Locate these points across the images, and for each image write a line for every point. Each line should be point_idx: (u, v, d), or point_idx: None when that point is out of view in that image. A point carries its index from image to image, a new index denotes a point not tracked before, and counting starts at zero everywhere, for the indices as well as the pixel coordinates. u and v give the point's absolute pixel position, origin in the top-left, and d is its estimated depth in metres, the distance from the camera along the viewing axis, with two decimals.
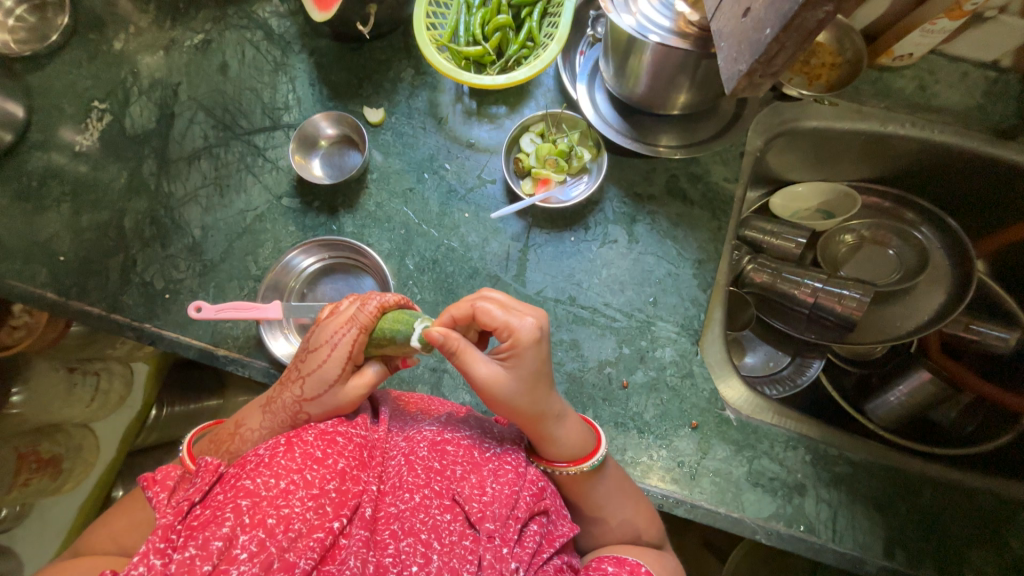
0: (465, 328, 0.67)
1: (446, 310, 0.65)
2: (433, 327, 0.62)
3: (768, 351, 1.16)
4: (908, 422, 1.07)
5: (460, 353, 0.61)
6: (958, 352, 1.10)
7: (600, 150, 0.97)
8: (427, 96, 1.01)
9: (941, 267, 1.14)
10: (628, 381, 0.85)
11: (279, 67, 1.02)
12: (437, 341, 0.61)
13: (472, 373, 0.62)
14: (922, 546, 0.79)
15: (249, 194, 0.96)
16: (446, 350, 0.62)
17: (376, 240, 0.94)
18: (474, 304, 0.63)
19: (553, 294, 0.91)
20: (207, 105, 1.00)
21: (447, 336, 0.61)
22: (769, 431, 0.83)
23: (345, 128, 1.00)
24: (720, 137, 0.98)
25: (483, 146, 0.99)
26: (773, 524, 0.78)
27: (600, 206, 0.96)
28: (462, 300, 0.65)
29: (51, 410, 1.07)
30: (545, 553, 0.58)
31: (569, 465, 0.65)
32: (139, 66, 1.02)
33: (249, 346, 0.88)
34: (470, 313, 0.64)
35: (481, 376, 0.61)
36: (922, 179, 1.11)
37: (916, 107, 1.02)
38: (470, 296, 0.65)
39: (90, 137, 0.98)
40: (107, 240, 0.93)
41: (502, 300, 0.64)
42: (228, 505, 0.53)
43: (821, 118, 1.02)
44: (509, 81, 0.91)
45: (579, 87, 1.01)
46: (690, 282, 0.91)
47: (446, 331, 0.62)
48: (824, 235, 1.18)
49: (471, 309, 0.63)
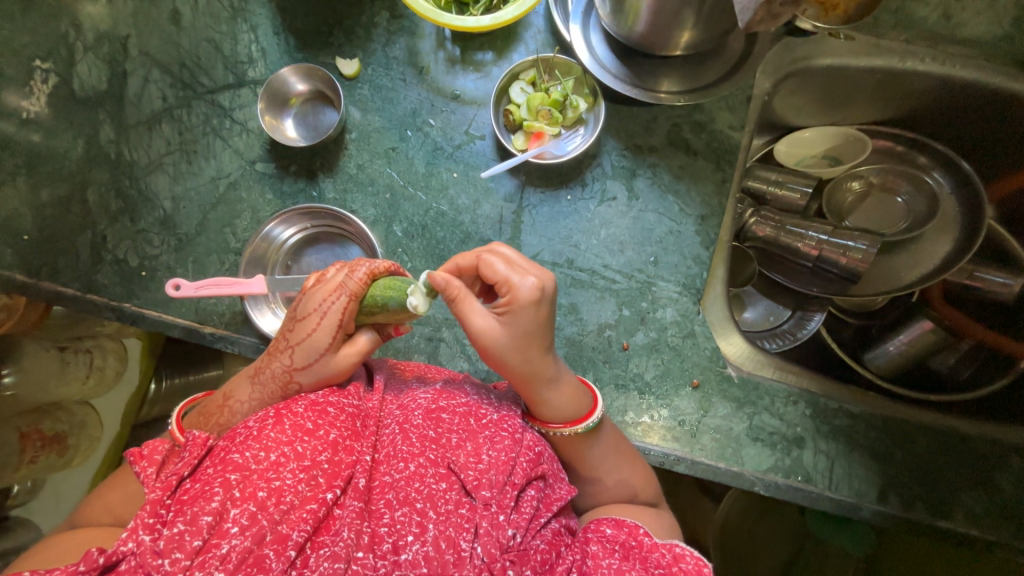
0: (468, 282, 0.66)
1: (453, 258, 0.64)
2: (438, 272, 0.61)
3: (768, 306, 1.14)
4: (906, 371, 1.07)
5: (457, 300, 0.60)
6: (960, 300, 1.09)
7: (596, 99, 0.91)
8: (406, 43, 0.92)
9: (949, 213, 1.11)
10: (628, 343, 0.84)
11: (237, 13, 0.92)
12: (438, 285, 0.61)
13: (467, 323, 0.61)
14: (915, 491, 0.81)
15: (220, 160, 0.89)
16: (445, 296, 0.61)
17: (360, 206, 0.88)
18: (481, 256, 0.62)
19: (550, 257, 0.87)
20: (162, 61, 0.90)
21: (448, 282, 0.61)
22: (769, 387, 0.83)
23: (317, 82, 0.92)
24: (727, 80, 0.91)
25: (469, 97, 0.91)
26: (772, 477, 0.79)
27: (598, 160, 0.90)
28: (470, 251, 0.64)
29: (47, 390, 1.02)
30: (542, 517, 0.58)
31: (565, 427, 0.64)
32: (80, 17, 0.90)
33: (236, 322, 0.85)
34: (474, 265, 0.63)
35: (474, 326, 0.60)
36: (937, 120, 1.05)
37: (938, 39, 0.94)
38: (477, 248, 0.64)
39: (38, 101, 0.88)
40: (72, 215, 0.87)
41: (508, 256, 0.63)
42: (216, 479, 0.52)
43: (834, 54, 0.94)
44: (495, 21, 0.82)
45: (572, 28, 0.92)
46: (692, 238, 0.87)
47: (448, 277, 0.61)
48: (830, 183, 1.13)
49: (476, 260, 0.63)
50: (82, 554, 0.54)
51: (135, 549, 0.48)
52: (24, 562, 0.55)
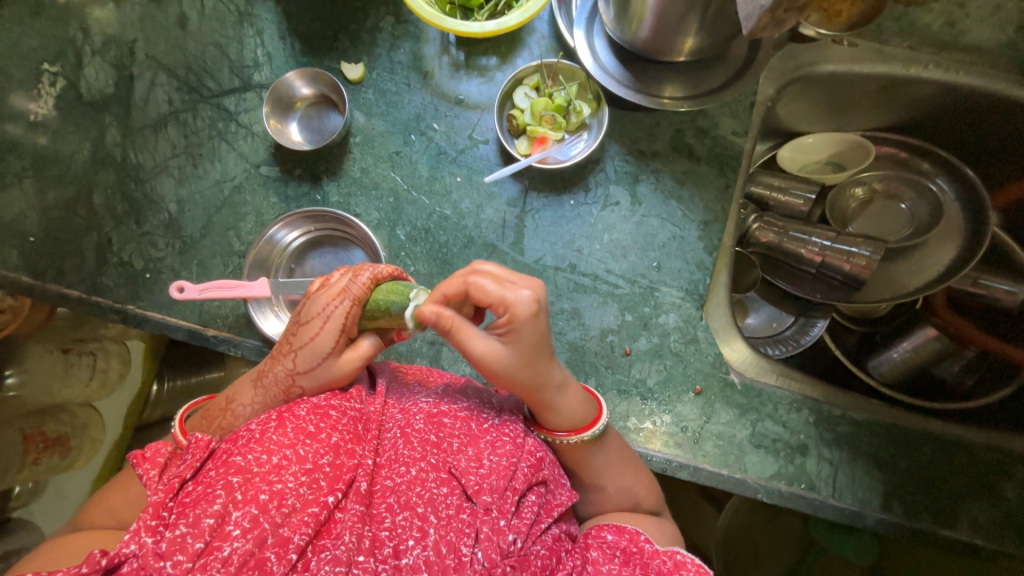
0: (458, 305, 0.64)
1: (437, 287, 0.61)
2: (426, 308, 0.59)
3: (771, 311, 1.13)
4: (909, 378, 1.07)
5: (455, 330, 0.59)
6: (964, 307, 1.08)
7: (600, 104, 0.91)
8: (410, 48, 0.93)
9: (954, 220, 1.11)
10: (631, 348, 0.83)
11: (243, 18, 0.92)
12: (429, 319, 0.59)
13: (470, 349, 0.60)
14: (919, 499, 0.81)
15: (225, 163, 0.89)
16: (440, 328, 0.60)
17: (364, 210, 0.89)
18: (467, 279, 0.60)
19: (553, 262, 0.87)
20: (168, 65, 0.91)
21: (439, 315, 0.59)
22: (772, 394, 0.83)
23: (322, 87, 0.93)
24: (730, 86, 0.91)
25: (473, 102, 0.92)
26: (775, 484, 0.79)
27: (601, 165, 0.90)
28: (453, 275, 0.61)
29: (51, 392, 1.03)
30: (543, 522, 0.58)
31: (569, 433, 0.64)
32: (88, 22, 0.90)
33: (239, 325, 0.85)
34: (463, 290, 0.60)
35: (477, 351, 0.60)
36: (941, 126, 1.05)
37: (942, 46, 0.94)
38: (461, 271, 0.61)
39: (46, 104, 0.89)
40: (78, 217, 0.87)
41: (495, 273, 0.61)
42: (218, 482, 0.52)
43: (838, 60, 0.94)
44: (499, 27, 0.82)
45: (576, 33, 0.92)
46: (695, 244, 0.87)
47: (438, 310, 0.59)
48: (833, 189, 1.13)
49: (464, 285, 0.60)
50: (83, 557, 0.54)
51: (137, 551, 0.47)
52: (25, 565, 0.55)
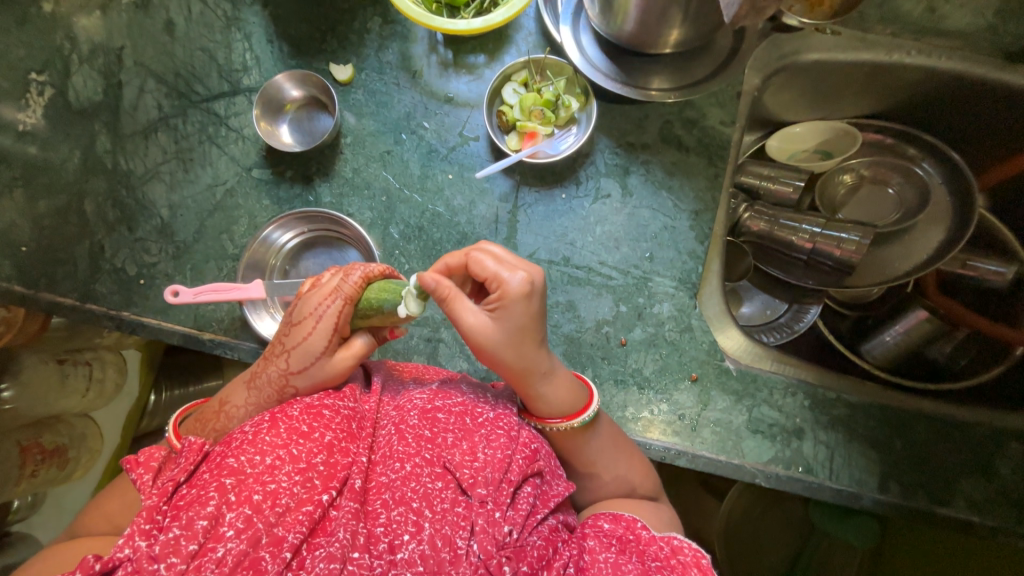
0: (458, 280, 0.66)
1: (441, 258, 0.64)
2: (426, 273, 0.61)
3: (764, 299, 1.14)
4: (903, 360, 1.07)
5: (448, 299, 0.60)
6: (954, 290, 1.10)
7: (588, 98, 0.92)
8: (398, 48, 0.93)
9: (941, 203, 1.11)
10: (627, 338, 0.84)
11: (230, 22, 0.93)
12: (427, 285, 0.60)
13: (460, 320, 0.61)
14: (914, 478, 0.82)
15: (216, 167, 0.89)
16: (435, 295, 0.61)
17: (357, 210, 0.89)
18: (469, 254, 0.63)
19: (546, 255, 0.87)
20: (157, 71, 0.91)
21: (438, 282, 0.61)
22: (768, 379, 0.84)
23: (311, 89, 0.93)
24: (718, 76, 0.92)
25: (462, 100, 0.92)
26: (773, 469, 0.80)
27: (591, 158, 0.91)
28: (458, 249, 0.64)
29: (48, 403, 1.00)
30: (539, 513, 0.58)
31: (563, 421, 0.64)
32: (75, 30, 0.90)
33: (234, 328, 0.85)
34: (463, 263, 0.63)
35: (467, 322, 0.61)
36: (925, 112, 1.06)
37: (922, 32, 0.96)
38: (467, 246, 0.64)
39: (34, 113, 0.88)
40: (70, 226, 0.87)
41: (497, 253, 0.63)
42: (212, 484, 0.52)
43: (821, 49, 0.96)
44: (486, 24, 0.83)
45: (562, 29, 0.93)
46: (687, 234, 0.88)
47: (438, 277, 0.61)
48: (822, 176, 1.14)
49: (465, 258, 0.63)
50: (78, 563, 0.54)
51: (131, 555, 0.47)
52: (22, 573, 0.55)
